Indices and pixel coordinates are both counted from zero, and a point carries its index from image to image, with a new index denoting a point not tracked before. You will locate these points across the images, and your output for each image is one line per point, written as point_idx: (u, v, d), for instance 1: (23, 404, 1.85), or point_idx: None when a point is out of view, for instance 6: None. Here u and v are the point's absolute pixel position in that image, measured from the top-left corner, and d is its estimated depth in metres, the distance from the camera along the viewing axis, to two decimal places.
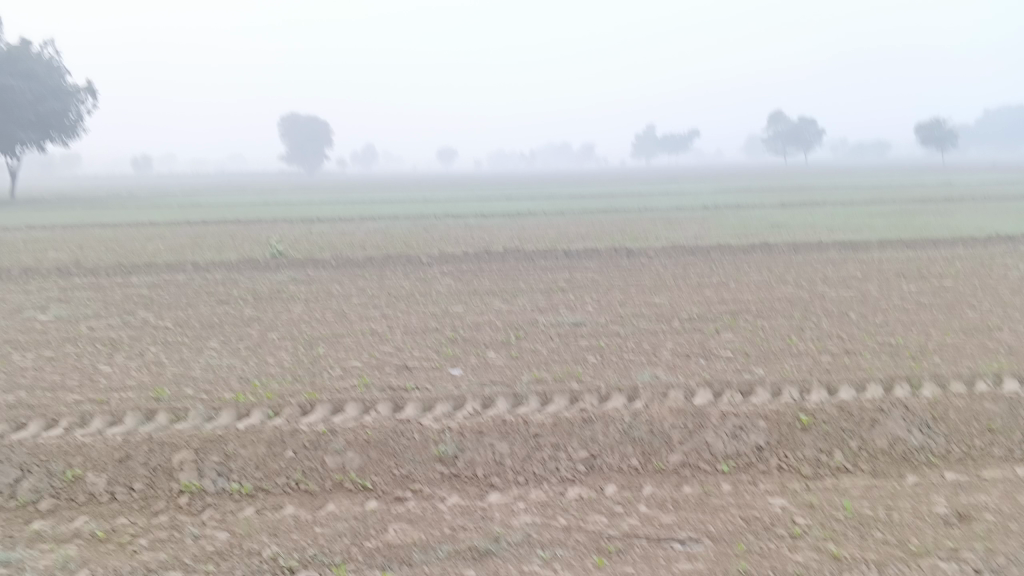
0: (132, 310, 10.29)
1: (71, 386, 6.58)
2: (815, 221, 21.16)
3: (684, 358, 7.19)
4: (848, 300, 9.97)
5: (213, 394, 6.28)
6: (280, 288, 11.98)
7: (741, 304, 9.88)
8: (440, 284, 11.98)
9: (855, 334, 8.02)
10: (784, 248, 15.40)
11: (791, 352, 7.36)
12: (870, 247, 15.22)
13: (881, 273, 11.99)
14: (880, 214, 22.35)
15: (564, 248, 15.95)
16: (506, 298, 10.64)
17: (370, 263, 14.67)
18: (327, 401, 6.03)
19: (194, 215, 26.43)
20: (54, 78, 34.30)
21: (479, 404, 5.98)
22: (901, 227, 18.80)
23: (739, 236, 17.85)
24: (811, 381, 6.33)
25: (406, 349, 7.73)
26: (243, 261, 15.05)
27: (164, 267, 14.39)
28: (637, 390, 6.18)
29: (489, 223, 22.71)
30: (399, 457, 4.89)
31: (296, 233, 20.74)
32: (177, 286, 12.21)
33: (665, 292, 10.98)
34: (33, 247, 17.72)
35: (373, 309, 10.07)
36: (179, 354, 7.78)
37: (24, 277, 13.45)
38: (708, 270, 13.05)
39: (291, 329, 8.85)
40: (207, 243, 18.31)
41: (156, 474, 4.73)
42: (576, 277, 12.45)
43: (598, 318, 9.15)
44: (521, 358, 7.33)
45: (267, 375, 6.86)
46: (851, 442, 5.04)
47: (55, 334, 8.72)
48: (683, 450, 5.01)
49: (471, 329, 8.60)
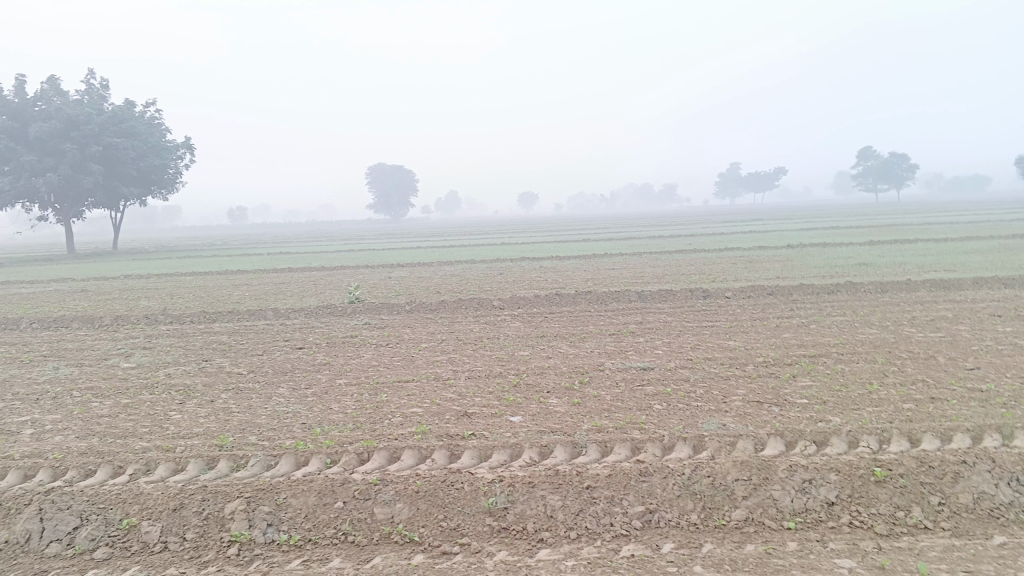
0: (209, 357, 10.57)
1: (140, 434, 6.73)
2: (905, 259, 20.39)
3: (755, 406, 6.87)
4: (935, 343, 9.44)
5: (274, 442, 6.32)
6: (353, 333, 12.16)
7: (820, 348, 9.47)
8: (510, 328, 11.95)
9: (942, 379, 7.55)
10: (869, 288, 14.79)
11: (871, 399, 6.95)
12: (963, 285, 14.49)
13: (973, 314, 11.34)
14: (976, 251, 21.35)
15: (637, 289, 15.74)
16: (574, 342, 10.50)
17: (443, 307, 14.78)
18: (384, 449, 5.99)
19: (280, 263, 27.35)
20: (153, 137, 36.23)
21: (537, 453, 5.84)
22: (998, 264, 17.86)
23: (823, 276, 17.27)
24: (890, 431, 5.94)
25: (469, 396, 7.65)
26: (320, 307, 15.40)
27: (245, 314, 14.85)
28: (702, 440, 5.93)
29: (564, 264, 22.69)
30: (449, 509, 4.80)
31: (375, 278, 21.15)
32: (254, 333, 12.55)
33: (739, 335, 10.66)
34: (128, 296, 18.57)
35: (440, 354, 10.07)
36: (247, 400, 7.91)
37: (115, 324, 14.10)
38: (787, 311, 12.63)
39: (359, 375, 8.92)
40: (289, 289, 18.86)
41: (208, 523, 4.76)
42: (648, 319, 12.21)
43: (667, 362, 8.90)
44: (584, 405, 7.14)
45: (328, 423, 6.86)
46: (931, 497, 4.67)
47: (134, 381, 9.03)
48: (746, 505, 4.74)
49: (536, 375, 8.48)
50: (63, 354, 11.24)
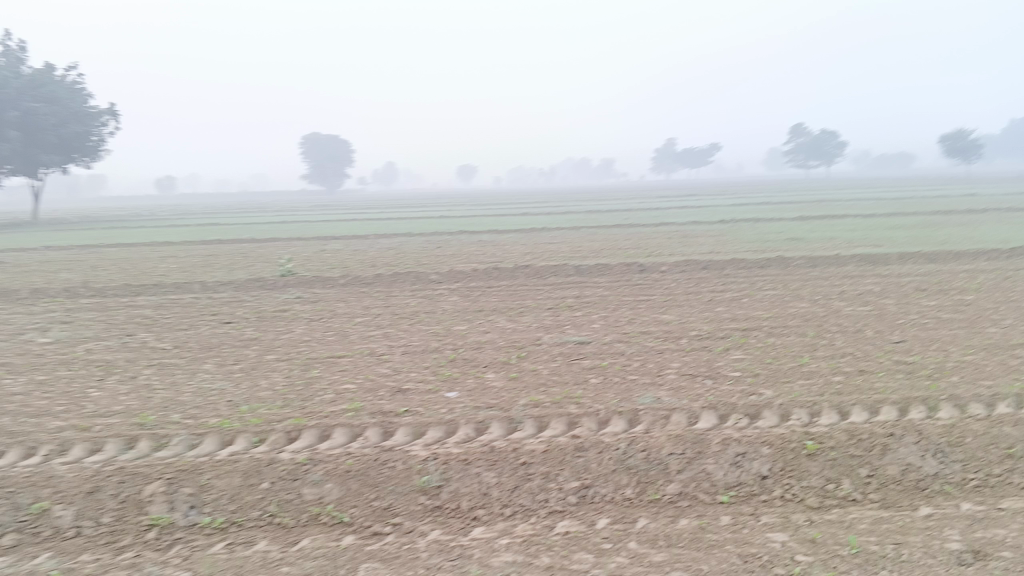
0: (132, 331, 10.14)
1: (56, 412, 6.40)
2: (835, 233, 20.91)
3: (690, 379, 6.91)
4: (863, 316, 9.66)
5: (198, 420, 6.08)
6: (284, 307, 11.83)
7: (753, 321, 9.58)
8: (447, 302, 11.82)
9: (870, 352, 7.73)
10: (800, 262, 15.06)
11: (802, 372, 7.06)
12: (890, 260, 14.89)
13: (898, 288, 11.64)
14: (902, 227, 22.02)
15: (574, 263, 15.73)
16: (512, 316, 10.42)
17: (378, 280, 14.51)
18: (314, 427, 5.82)
19: (209, 234, 26.52)
20: (75, 103, 34.63)
21: (473, 429, 5.74)
22: (922, 239, 18.42)
23: (756, 250, 17.54)
24: (821, 404, 6.03)
25: (403, 371, 7.51)
26: (251, 280, 14.95)
27: (173, 287, 14.34)
28: (638, 414, 5.91)
29: (501, 238, 22.60)
30: (380, 488, 4.67)
31: (309, 251, 20.66)
32: (181, 307, 12.12)
33: (674, 308, 10.75)
34: (47, 267, 17.75)
35: (375, 328, 9.87)
36: (171, 376, 7.60)
37: (32, 298, 13.45)
38: (721, 285, 12.78)
39: (290, 350, 8.67)
40: (219, 262, 18.30)
41: (126, 506, 4.54)
42: (586, 293, 12.21)
43: (603, 336, 8.88)
44: (521, 379, 7.09)
45: (257, 400, 6.64)
46: (860, 470, 4.74)
47: (51, 357, 8.60)
48: (681, 479, 4.73)
49: (473, 349, 8.39)
50: None
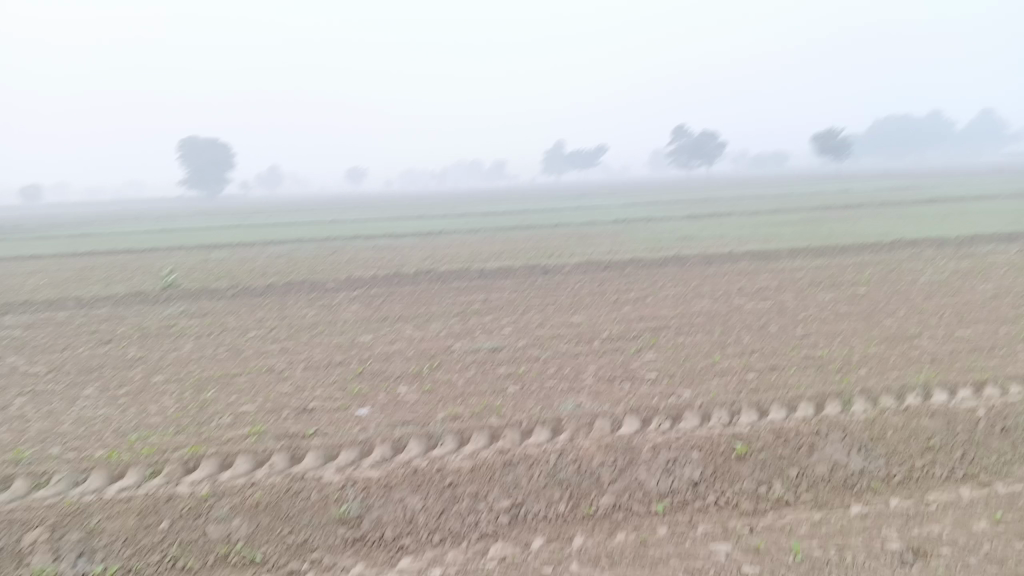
0: (0, 355, 9.24)
1: None
2: (725, 231, 21.47)
3: (608, 383, 6.78)
4: (765, 312, 9.83)
5: (82, 453, 5.49)
6: (172, 322, 11.09)
7: (661, 321, 9.59)
8: (348, 311, 11.35)
9: (778, 348, 7.82)
10: (697, 260, 15.32)
11: (717, 371, 7.05)
12: (781, 255, 15.34)
13: (794, 283, 11.96)
14: (786, 223, 22.84)
15: (476, 267, 15.48)
16: (418, 324, 10.08)
17: (272, 290, 13.86)
18: (214, 455, 5.35)
19: (83, 246, 24.86)
20: None
21: (389, 448, 5.42)
22: (808, 235, 19.13)
23: (652, 249, 17.78)
24: (740, 403, 6.00)
25: (308, 388, 7.08)
26: (132, 294, 13.99)
27: (44, 304, 13.25)
28: (560, 422, 5.73)
29: (398, 243, 22.12)
30: (295, 521, 4.30)
31: (194, 261, 19.64)
32: (55, 325, 11.17)
33: (582, 310, 10.66)
34: None
35: (273, 343, 9.34)
36: (48, 404, 6.91)
37: None
38: (625, 284, 12.82)
39: (182, 369, 8.06)
40: (95, 275, 17.10)
41: (1, 559, 4.01)
42: (491, 297, 11.98)
43: (515, 341, 8.67)
44: (434, 391, 6.79)
45: (147, 427, 6.09)
46: (790, 470, 4.70)
47: None
48: (613, 490, 4.57)
49: (380, 361, 8.01)
50: None
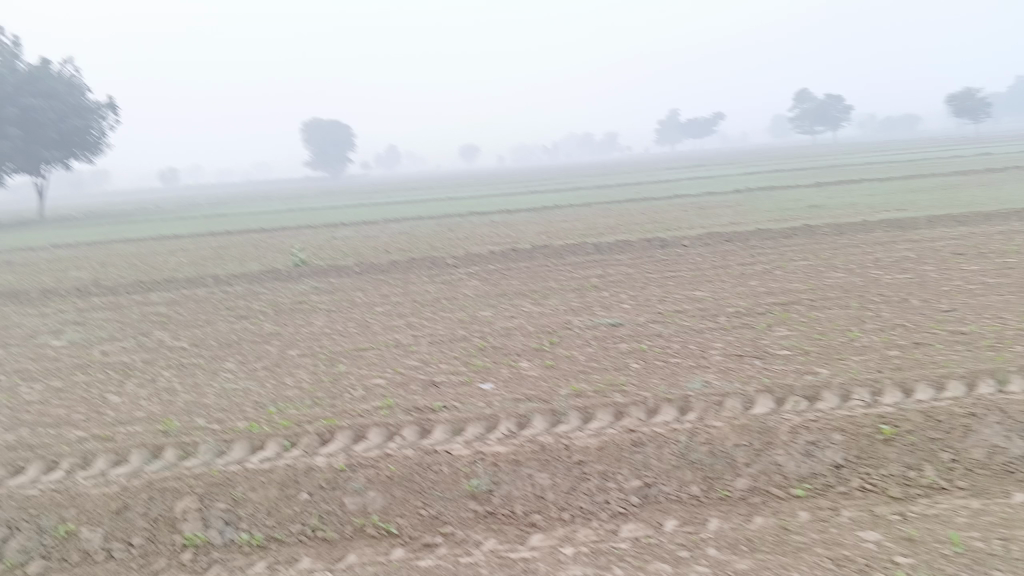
0: (148, 330, 9.83)
1: (76, 421, 6.10)
2: (854, 199, 20.42)
3: (737, 360, 6.55)
4: (905, 284, 9.26)
5: (225, 424, 5.76)
6: (301, 299, 11.51)
7: (790, 295, 9.19)
8: (468, 287, 11.47)
9: (921, 323, 7.35)
10: (826, 230, 14.63)
11: (854, 347, 6.69)
12: (919, 224, 14.43)
13: (934, 253, 11.23)
14: (922, 189, 21.48)
15: (593, 241, 15.32)
16: (537, 299, 10.06)
17: (394, 267, 14.16)
18: (347, 428, 5.49)
19: (217, 226, 26.16)
20: (73, 98, 34.23)
21: (515, 424, 5.41)
22: (947, 202, 17.93)
23: (776, 220, 17.10)
24: (882, 381, 5.67)
25: (433, 362, 7.18)
26: (263, 272, 14.61)
27: (185, 282, 14.02)
28: (689, 400, 5.56)
29: (514, 218, 22.18)
30: (426, 495, 4.37)
31: (320, 239, 20.33)
32: (195, 302, 11.80)
33: (705, 284, 10.36)
34: (57, 267, 17.45)
35: (397, 318, 9.53)
36: (192, 377, 7.29)
37: (43, 299, 13.16)
38: (749, 257, 12.38)
39: (313, 344, 8.33)
40: (229, 254, 17.95)
41: (156, 525, 4.26)
42: (610, 272, 11.83)
43: (637, 317, 8.51)
44: (558, 367, 6.75)
45: (283, 399, 6.32)
46: (942, 455, 4.41)
47: (66, 361, 8.29)
48: (750, 473, 4.41)
49: (502, 337, 8.03)
50: None
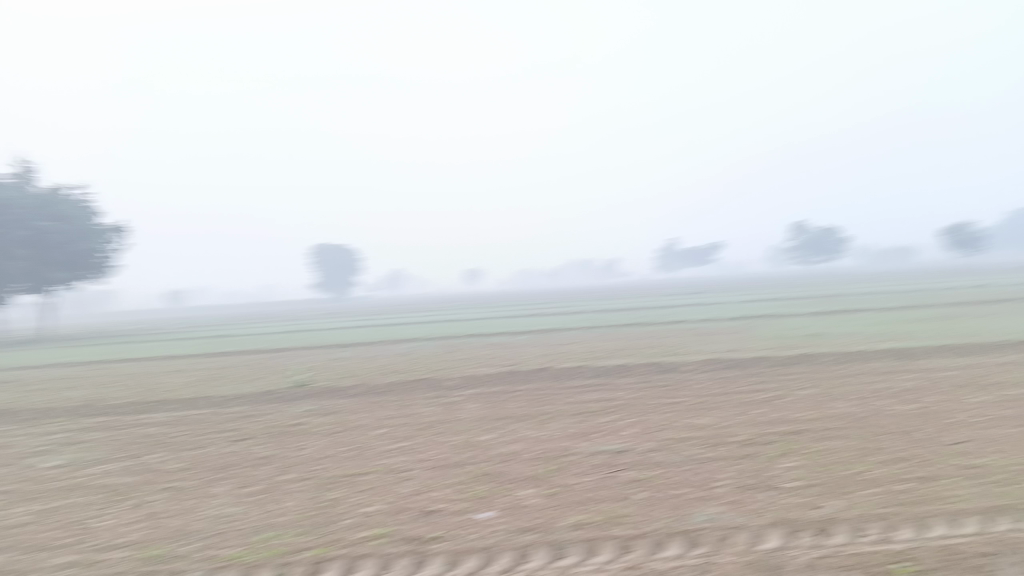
0: (141, 451, 9.64)
1: (59, 547, 5.89)
2: (855, 327, 20.50)
3: (744, 491, 6.36)
4: (911, 415, 9.14)
5: (213, 553, 5.56)
6: (299, 420, 11.35)
7: (796, 424, 9.05)
8: (468, 410, 11.33)
9: (931, 455, 7.19)
10: (828, 358, 14.60)
11: (864, 479, 6.52)
12: (921, 354, 14.41)
13: (938, 384, 11.14)
14: (922, 319, 21.59)
15: (594, 365, 15.26)
16: (538, 424, 9.91)
17: (394, 389, 14.05)
18: (340, 558, 5.28)
19: (218, 346, 26.17)
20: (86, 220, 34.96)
21: (514, 556, 5.21)
22: (948, 332, 17.98)
23: (778, 347, 17.11)
24: (895, 515, 5.49)
25: (430, 489, 6.99)
26: (263, 392, 14.49)
27: (182, 402, 13.87)
28: (696, 533, 5.37)
29: (516, 340, 22.22)
30: None
31: (320, 360, 20.26)
32: (192, 423, 11.64)
33: (709, 411, 10.23)
34: (55, 385, 17.33)
35: (395, 442, 9.35)
36: (183, 502, 7.09)
37: (37, 417, 12.98)
38: (752, 385, 12.30)
39: (308, 468, 8.14)
40: (229, 374, 17.87)
41: None
42: (612, 397, 11.72)
43: (640, 444, 8.35)
44: (559, 496, 6.57)
45: (275, 526, 6.11)
46: None
47: (55, 483, 8.08)
48: None
49: (502, 463, 7.85)
50: None
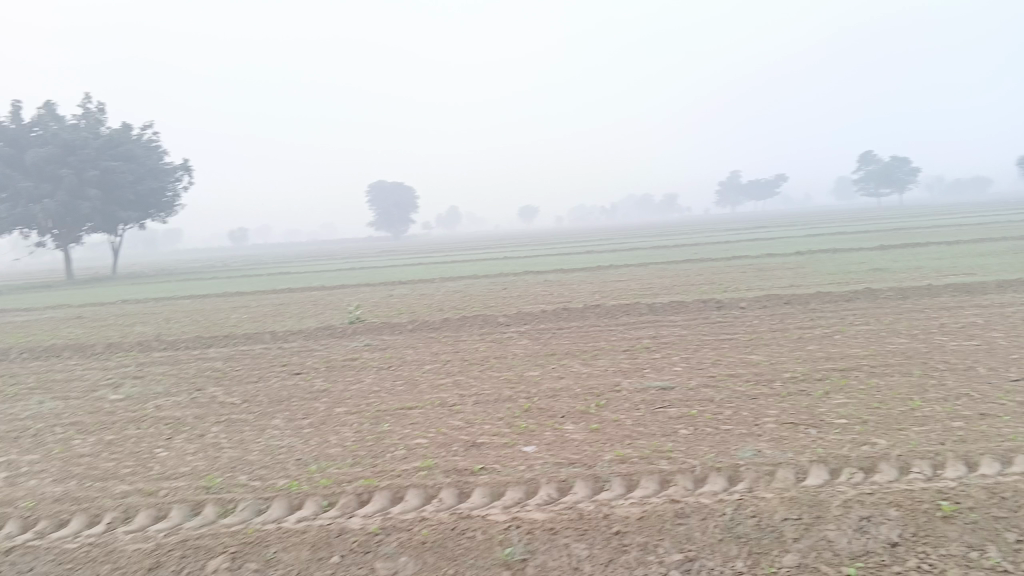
0: (202, 385, 10.00)
1: (122, 476, 6.18)
2: (920, 262, 19.89)
3: (791, 429, 6.29)
4: (971, 351, 8.88)
5: (266, 482, 5.76)
6: (353, 355, 11.60)
7: (850, 360, 8.88)
8: (519, 346, 11.42)
9: (989, 393, 6.98)
10: (889, 294, 14.23)
11: (916, 417, 6.37)
12: (988, 289, 13.93)
13: (1004, 319, 10.77)
14: (992, 253, 20.82)
15: (647, 302, 15.17)
16: (587, 360, 9.93)
17: (447, 325, 14.22)
18: (386, 489, 5.43)
19: (279, 284, 26.80)
20: (150, 160, 35.73)
21: (556, 490, 5.28)
22: (1019, 266, 17.31)
23: (838, 282, 16.72)
24: (944, 454, 5.38)
25: (477, 423, 7.09)
26: (320, 328, 14.83)
27: (243, 338, 14.29)
28: (738, 470, 5.35)
29: (569, 277, 22.20)
30: (458, 562, 4.28)
31: (377, 297, 20.58)
32: (251, 358, 12.00)
33: (761, 347, 10.11)
34: (124, 321, 18.01)
35: (446, 376, 9.49)
36: (239, 433, 7.35)
37: (107, 353, 13.54)
38: (808, 321, 12.09)
39: (359, 402, 8.33)
40: (288, 311, 18.31)
41: None
42: (663, 333, 11.66)
43: (688, 380, 8.31)
44: (603, 431, 6.60)
45: (326, 458, 6.30)
46: (1007, 535, 4.13)
47: (121, 415, 8.44)
48: (798, 548, 4.19)
49: (548, 398, 7.91)
50: (50, 386, 10.66)
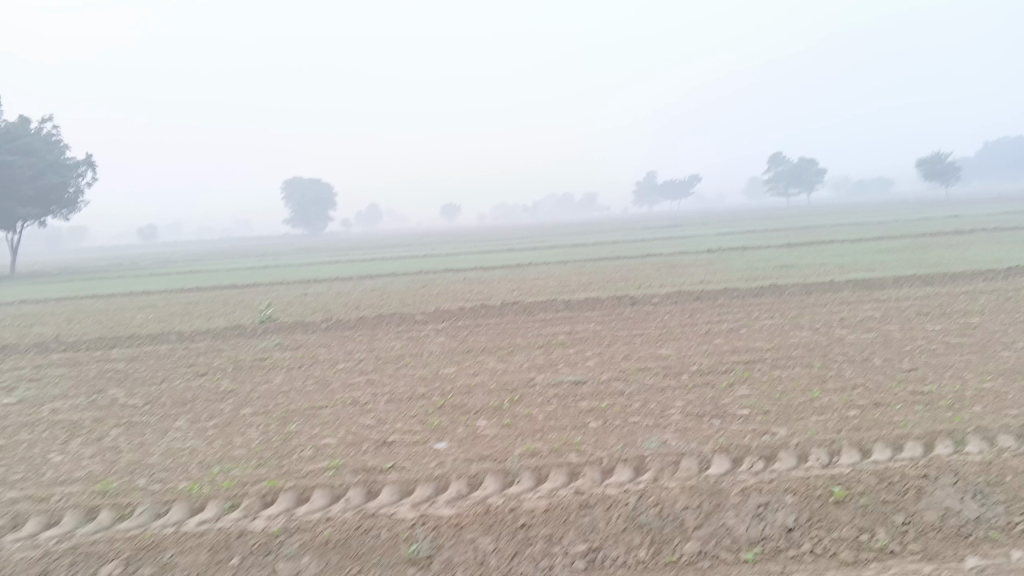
0: (103, 387, 9.60)
1: (11, 482, 5.87)
2: (824, 259, 20.69)
3: (696, 420, 6.44)
4: (868, 343, 9.27)
5: (166, 485, 5.56)
6: (264, 355, 11.33)
7: (755, 353, 9.15)
8: (434, 343, 11.35)
9: (882, 382, 7.31)
10: (794, 289, 14.74)
11: (815, 407, 6.62)
12: (885, 284, 14.58)
13: (899, 313, 11.27)
14: (890, 250, 21.83)
15: (563, 298, 15.30)
16: (502, 356, 9.94)
17: (362, 323, 14.03)
18: (292, 490, 5.31)
19: (189, 282, 25.97)
20: (52, 154, 34.12)
21: (465, 485, 5.27)
22: (914, 262, 18.18)
23: (746, 279, 17.24)
24: (840, 442, 5.59)
25: (389, 421, 7.01)
26: (229, 328, 14.42)
27: (149, 338, 13.76)
28: (644, 460, 5.44)
29: (488, 275, 22.21)
30: (363, 560, 4.25)
31: (291, 295, 20.14)
32: (156, 359, 11.56)
33: (671, 342, 10.32)
34: (20, 322, 17.12)
35: (359, 375, 9.37)
36: (140, 436, 7.08)
37: (0, 355, 12.85)
38: (717, 315, 12.41)
39: (268, 402, 8.14)
40: (198, 310, 17.74)
41: None
42: (577, 329, 11.79)
43: (599, 375, 8.41)
44: (515, 426, 6.62)
45: (230, 459, 6.12)
46: (895, 517, 4.33)
47: (13, 419, 8.02)
48: (699, 536, 4.31)
49: (461, 395, 7.90)
50: None
